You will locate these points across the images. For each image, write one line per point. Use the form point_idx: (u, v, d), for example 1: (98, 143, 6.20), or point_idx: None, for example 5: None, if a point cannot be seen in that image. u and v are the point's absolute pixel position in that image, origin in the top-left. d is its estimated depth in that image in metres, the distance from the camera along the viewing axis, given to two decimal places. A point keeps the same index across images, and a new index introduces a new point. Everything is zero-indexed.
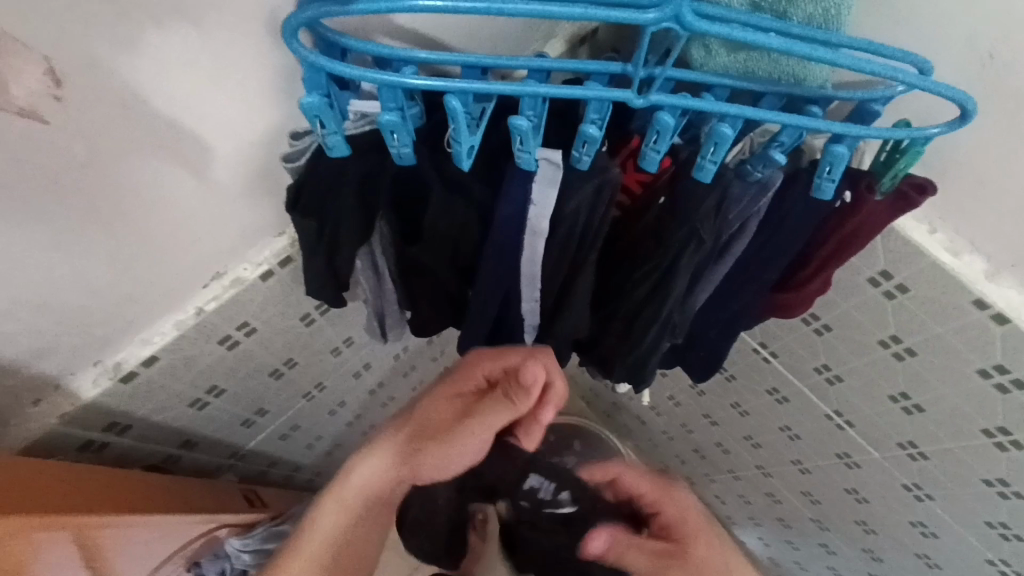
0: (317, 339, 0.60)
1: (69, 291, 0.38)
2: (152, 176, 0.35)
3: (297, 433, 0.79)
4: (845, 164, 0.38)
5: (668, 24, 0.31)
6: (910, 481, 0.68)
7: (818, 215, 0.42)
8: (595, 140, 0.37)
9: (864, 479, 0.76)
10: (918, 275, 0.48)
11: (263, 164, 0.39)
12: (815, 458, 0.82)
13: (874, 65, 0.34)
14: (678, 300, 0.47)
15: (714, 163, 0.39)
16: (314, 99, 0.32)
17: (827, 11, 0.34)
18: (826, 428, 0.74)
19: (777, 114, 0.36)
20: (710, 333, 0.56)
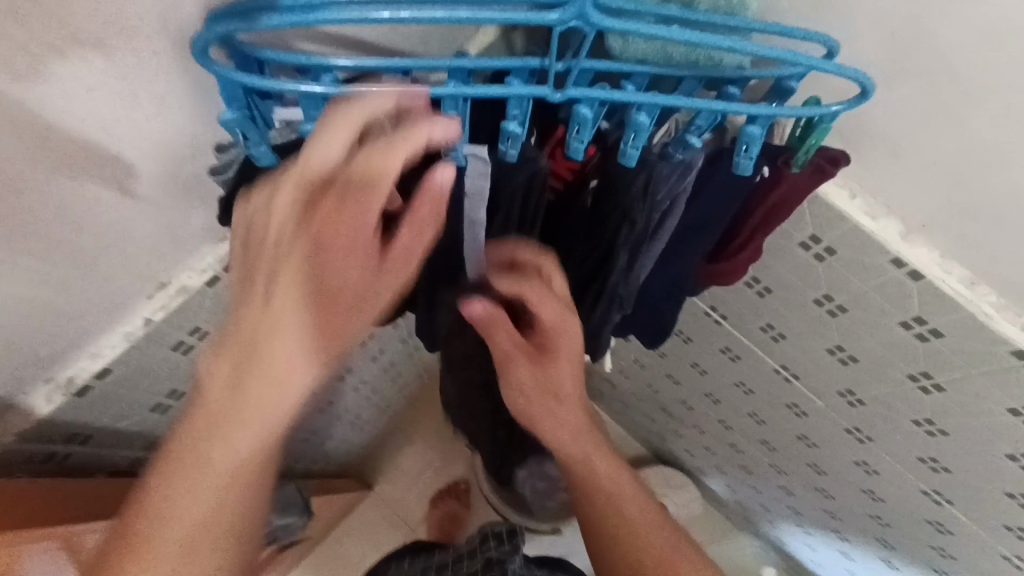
0: None
1: (5, 316, 0.38)
2: (79, 199, 0.35)
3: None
4: (761, 142, 0.39)
5: (573, 23, 0.31)
6: (851, 425, 0.73)
7: (741, 187, 0.44)
8: (518, 136, 0.37)
9: (810, 426, 0.81)
10: (840, 237, 0.51)
11: (196, 173, 0.40)
12: (768, 410, 0.87)
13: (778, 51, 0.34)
14: (620, 273, 0.48)
15: (637, 149, 0.39)
16: (234, 115, 0.33)
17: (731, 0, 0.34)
18: (775, 381, 0.79)
19: (688, 101, 0.36)
20: (656, 298, 0.56)
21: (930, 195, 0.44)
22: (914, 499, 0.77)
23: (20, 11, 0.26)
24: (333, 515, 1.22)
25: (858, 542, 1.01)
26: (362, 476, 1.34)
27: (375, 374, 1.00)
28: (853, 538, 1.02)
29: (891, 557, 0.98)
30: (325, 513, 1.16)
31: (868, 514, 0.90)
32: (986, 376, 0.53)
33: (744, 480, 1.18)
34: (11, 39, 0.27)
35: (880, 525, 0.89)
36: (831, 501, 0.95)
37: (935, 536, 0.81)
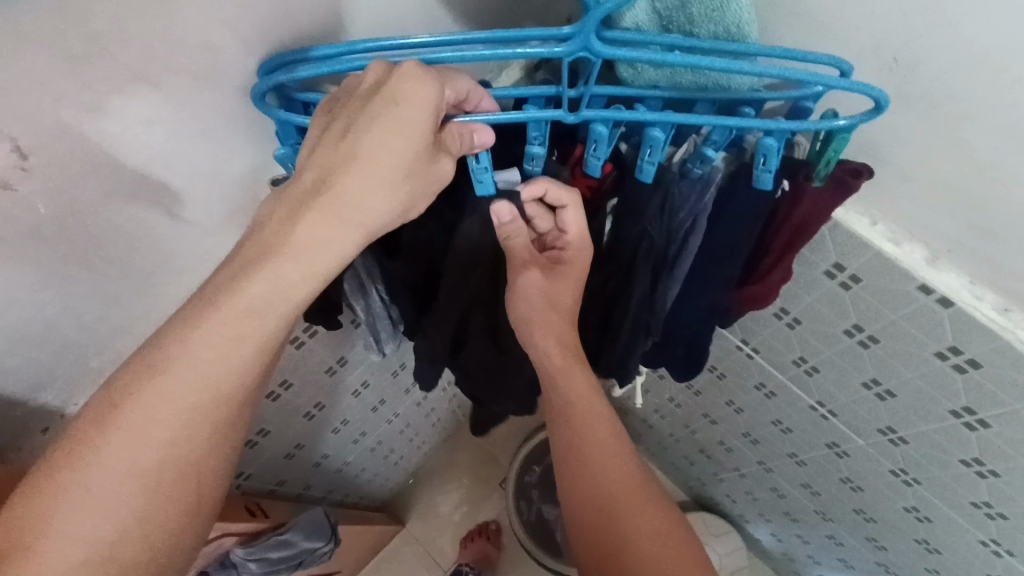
0: (309, 359, 0.64)
1: (62, 329, 0.42)
2: (129, 221, 0.39)
3: (301, 452, 0.83)
4: (779, 156, 0.38)
5: (581, 54, 0.33)
6: (896, 467, 0.69)
7: (760, 207, 0.41)
8: (541, 156, 0.40)
9: (853, 469, 0.77)
10: (865, 264, 0.50)
11: (237, 201, 0.44)
12: (807, 451, 0.83)
13: (788, 72, 0.34)
14: (645, 297, 0.48)
15: (653, 164, 0.40)
16: (285, 150, 0.38)
17: (730, 29, 0.35)
18: (813, 420, 0.75)
19: (699, 120, 0.36)
20: (686, 330, 0.53)
21: (955, 220, 0.43)
22: (972, 550, 0.71)
23: (93, 58, 0.30)
24: (363, 550, 1.22)
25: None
26: (394, 512, 1.34)
27: (408, 406, 1.01)
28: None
29: None
30: (356, 547, 1.16)
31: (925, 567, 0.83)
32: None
33: (790, 530, 1.12)
34: (77, 81, 0.31)
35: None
36: (883, 551, 0.89)
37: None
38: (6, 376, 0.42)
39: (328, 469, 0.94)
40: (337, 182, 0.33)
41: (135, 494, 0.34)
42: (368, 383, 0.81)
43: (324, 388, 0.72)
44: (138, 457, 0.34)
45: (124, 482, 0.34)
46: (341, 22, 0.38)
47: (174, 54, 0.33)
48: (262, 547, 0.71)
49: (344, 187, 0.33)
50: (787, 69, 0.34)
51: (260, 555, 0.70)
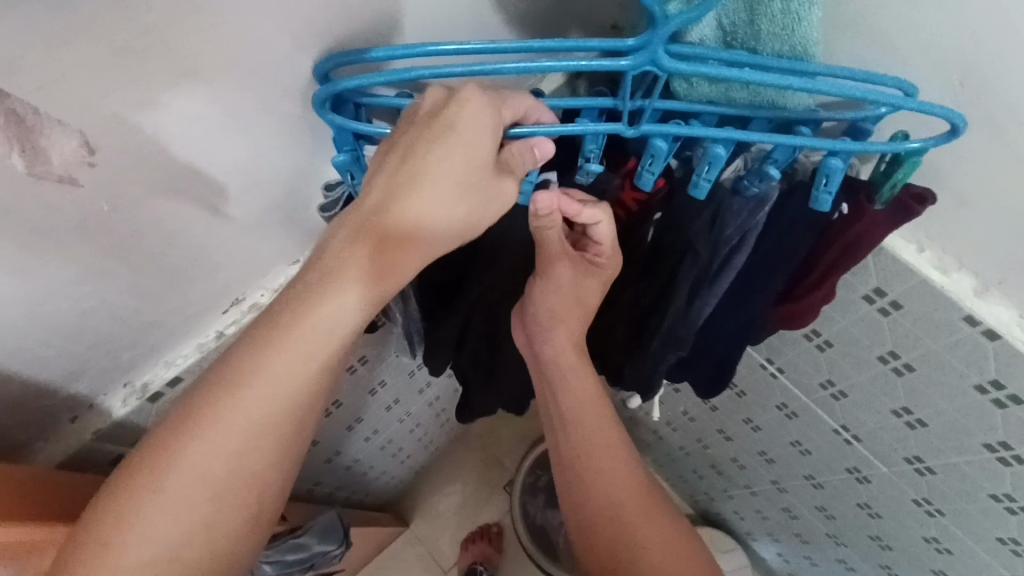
0: None
1: (100, 320, 0.41)
2: (173, 216, 0.39)
3: (316, 448, 0.82)
4: (842, 177, 0.37)
5: (646, 68, 0.32)
6: (919, 497, 0.68)
7: (815, 225, 0.42)
8: (597, 170, 0.39)
9: (873, 495, 0.76)
10: (908, 291, 0.49)
11: (279, 199, 0.43)
12: (825, 474, 0.82)
13: (859, 92, 0.33)
14: (680, 312, 0.46)
15: (709, 181, 0.39)
16: (343, 157, 0.37)
17: (797, 47, 0.33)
18: (835, 443, 0.74)
19: (763, 137, 0.35)
20: (718, 346, 0.52)
21: (1010, 252, 0.42)
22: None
23: (158, 51, 0.30)
24: (368, 549, 1.21)
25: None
26: (399, 511, 1.33)
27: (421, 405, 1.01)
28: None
29: None
30: (361, 546, 1.16)
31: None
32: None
33: (798, 551, 1.10)
34: (140, 76, 0.30)
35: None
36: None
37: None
38: (40, 366, 0.41)
39: (339, 466, 0.93)
40: (399, 210, 0.33)
41: (207, 500, 0.36)
42: (386, 381, 0.80)
43: (343, 387, 0.71)
44: (212, 464, 0.35)
45: (196, 490, 0.35)
46: (395, 20, 0.37)
47: (235, 49, 0.32)
48: (278, 549, 0.70)
49: (406, 211, 0.34)
50: (857, 88, 0.33)
51: (276, 557, 0.70)
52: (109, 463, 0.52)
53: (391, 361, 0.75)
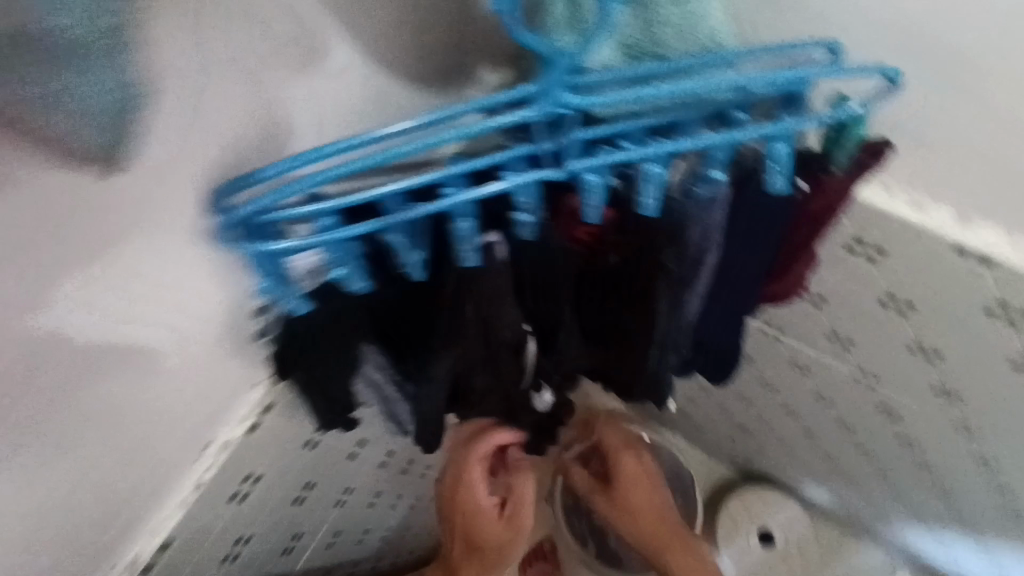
0: (329, 457, 0.60)
1: (58, 520, 0.38)
2: (102, 400, 0.36)
3: (342, 537, 0.80)
4: (789, 157, 0.37)
5: (555, 111, 0.30)
6: (957, 420, 0.66)
7: (781, 209, 0.40)
8: (533, 221, 0.37)
9: (912, 428, 0.74)
10: (895, 236, 0.46)
11: (216, 337, 0.41)
12: (858, 416, 0.80)
13: (782, 74, 0.31)
14: (667, 323, 0.44)
15: (656, 199, 0.37)
16: (267, 286, 0.35)
17: (704, 40, 0.31)
18: (856, 387, 0.73)
19: (697, 142, 0.33)
20: (718, 343, 0.49)
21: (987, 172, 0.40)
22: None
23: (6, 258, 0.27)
24: None
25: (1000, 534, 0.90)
26: None
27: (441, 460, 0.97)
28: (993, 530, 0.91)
29: None
30: None
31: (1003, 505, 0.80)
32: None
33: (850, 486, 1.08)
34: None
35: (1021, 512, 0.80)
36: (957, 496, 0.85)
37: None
38: None
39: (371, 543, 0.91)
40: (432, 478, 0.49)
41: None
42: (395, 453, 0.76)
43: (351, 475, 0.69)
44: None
45: None
46: (278, 127, 0.35)
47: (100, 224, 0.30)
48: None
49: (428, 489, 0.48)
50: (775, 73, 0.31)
51: None
52: None
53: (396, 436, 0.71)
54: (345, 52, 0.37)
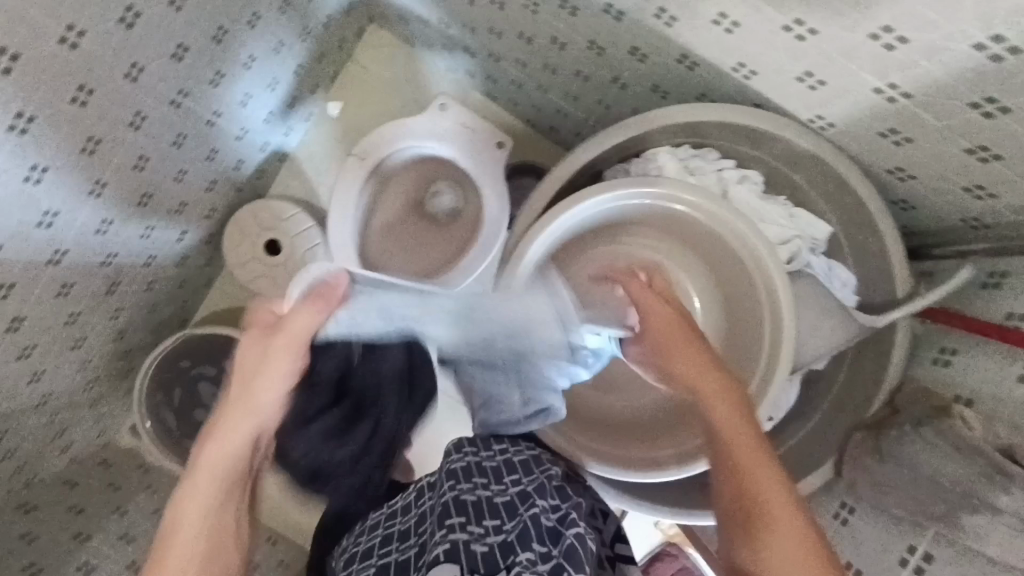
0: (131, 160, 1.10)
1: (84, 280, 1.17)
2: (77, 263, 1.12)
3: (79, 320, 1.23)
4: (184, 137, 1.20)
5: (184, 209, 1.34)
6: (605, 6, 0.92)
7: (220, 165, 1.38)
8: (227, 121, 1.31)
9: (617, 51, 1.03)
10: (354, 109, 1.67)
11: (100, 219, 1.11)
12: (562, 28, 1.07)
13: (170, 127, 1.15)
14: (207, 60, 1.13)
15: (140, 212, 1.21)
16: (29, 287, 1.04)
17: (202, 147, 1.28)
18: (526, 10, 1.08)
19: (153, 184, 1.20)
20: (222, 54, 1.17)
21: None
22: (596, 20, 0.98)
23: (73, 229, 1.06)
24: None
25: (725, 133, 0.99)
26: None
27: (182, 243, 1.41)
28: (824, 211, 1.02)
29: (824, 116, 0.87)
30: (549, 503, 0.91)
31: (545, 70, 1.28)
32: (405, 53, 1.66)
33: (647, 210, 0.99)
34: (80, 250, 1.11)
35: (762, 111, 0.93)
36: (611, 109, 1.25)
37: (688, 73, 0.97)
38: (111, 308, 1.30)
39: (132, 310, 1.38)
40: (265, 291, 1.55)
41: None
42: (164, 175, 1.21)
43: (145, 183, 1.17)
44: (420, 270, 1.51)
45: None
46: (61, 261, 1.08)
47: (58, 237, 1.04)
48: (61, 267, 1.09)
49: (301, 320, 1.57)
50: (190, 179, 1.31)
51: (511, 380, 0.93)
52: (68, 328, 1.21)
53: (145, 181, 1.17)
54: (96, 237, 1.13)
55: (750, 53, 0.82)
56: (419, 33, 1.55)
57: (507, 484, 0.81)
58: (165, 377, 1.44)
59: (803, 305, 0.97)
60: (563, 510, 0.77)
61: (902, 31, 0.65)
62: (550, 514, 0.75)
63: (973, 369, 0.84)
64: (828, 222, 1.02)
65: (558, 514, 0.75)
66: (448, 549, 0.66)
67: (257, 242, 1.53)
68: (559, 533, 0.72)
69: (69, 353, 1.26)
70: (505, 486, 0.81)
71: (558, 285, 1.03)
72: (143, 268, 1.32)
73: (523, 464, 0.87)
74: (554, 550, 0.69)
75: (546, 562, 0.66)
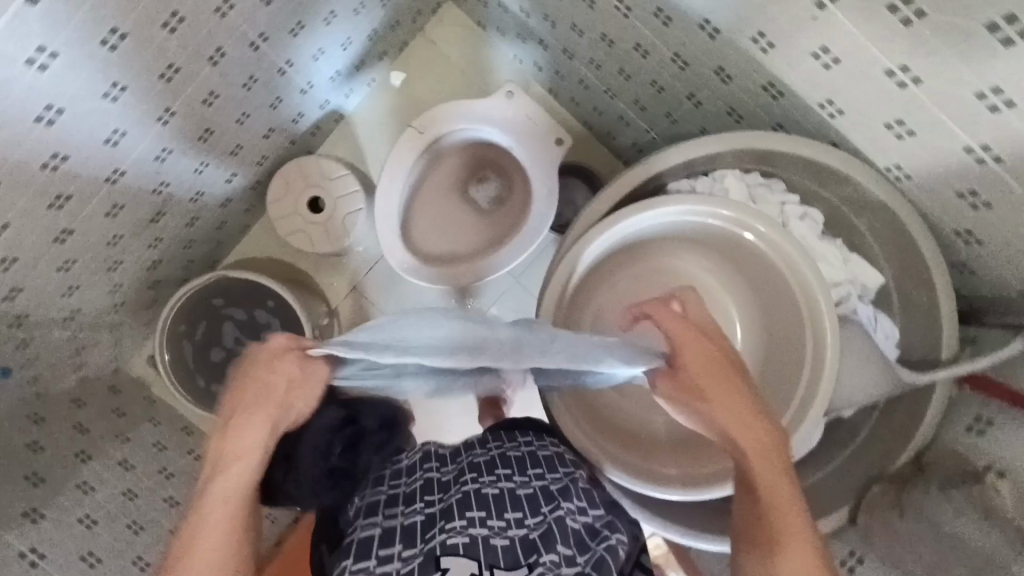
0: (201, 94, 1.10)
1: (134, 205, 1.18)
2: (130, 187, 1.13)
3: (121, 243, 1.23)
4: (254, 81, 1.20)
5: (238, 152, 1.35)
6: (701, 20, 0.91)
7: (280, 115, 1.38)
8: (295, 72, 1.31)
9: (701, 68, 1.03)
10: (416, 82, 1.67)
11: (162, 147, 1.12)
12: (649, 37, 1.07)
13: (243, 68, 1.15)
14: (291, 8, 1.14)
15: (198, 148, 1.21)
16: (83, 202, 1.05)
17: (268, 93, 1.28)
18: (616, 12, 1.08)
19: (217, 123, 1.20)
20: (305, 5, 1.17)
21: None
22: (688, 34, 0.97)
23: (135, 152, 1.06)
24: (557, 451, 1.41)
25: (796, 167, 0.99)
26: None
27: (229, 185, 1.41)
28: (878, 260, 1.01)
29: (902, 166, 0.87)
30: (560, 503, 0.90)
31: (618, 75, 1.28)
32: (476, 35, 1.66)
33: (706, 228, 0.99)
34: (137, 174, 1.11)
35: (839, 151, 0.93)
36: (678, 125, 1.26)
37: (771, 101, 0.96)
38: (152, 237, 1.31)
39: (170, 243, 1.38)
40: (300, 246, 1.56)
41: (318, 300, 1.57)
42: (228, 116, 1.22)
43: (209, 119, 1.18)
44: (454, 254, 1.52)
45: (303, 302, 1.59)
46: (117, 182, 1.09)
47: (121, 158, 1.05)
48: (117, 188, 1.10)
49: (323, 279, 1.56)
50: (249, 124, 1.31)
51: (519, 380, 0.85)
52: (108, 250, 1.22)
53: (210, 118, 1.17)
54: (153, 164, 1.13)
55: (841, 91, 0.82)
56: (495, 17, 1.54)
57: (531, 478, 0.82)
58: (190, 314, 1.44)
59: (846, 350, 0.96)
60: (592, 519, 0.76)
61: (1011, 95, 0.65)
62: (576, 518, 0.75)
63: (1008, 441, 0.83)
64: (881, 272, 1.01)
65: (587, 521, 0.75)
66: (468, 543, 0.65)
67: (301, 196, 1.54)
68: (586, 540, 0.72)
69: (104, 274, 1.26)
70: (529, 479, 0.81)
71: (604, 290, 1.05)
72: (188, 204, 1.33)
73: (549, 461, 0.87)
74: (580, 557, 0.68)
75: (571, 566, 0.66)
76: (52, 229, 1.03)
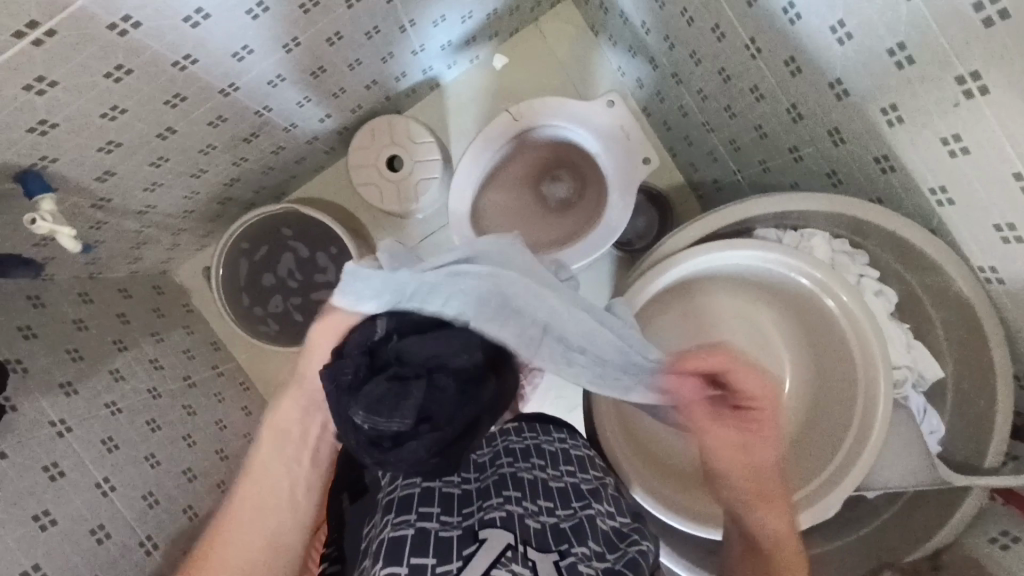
0: (328, 32, 1.13)
1: (236, 120, 1.21)
2: (238, 102, 1.16)
3: (211, 153, 1.27)
4: (376, 32, 1.23)
5: (338, 95, 1.37)
6: (833, 79, 0.91)
7: (386, 70, 1.41)
8: (413, 33, 1.33)
9: (815, 126, 1.04)
10: (517, 70, 1.69)
11: (278, 72, 1.15)
12: (769, 84, 1.07)
13: (372, 16, 1.18)
14: None
15: (308, 82, 1.24)
16: (195, 105, 1.08)
17: (383, 46, 1.30)
18: (744, 52, 1.08)
19: (331, 62, 1.23)
20: None
21: None
22: (813, 90, 0.97)
23: (254, 71, 1.10)
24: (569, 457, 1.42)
25: (885, 243, 0.99)
26: None
27: (320, 124, 1.44)
28: (942, 353, 1.02)
29: (998, 267, 0.87)
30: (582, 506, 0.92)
31: (723, 111, 1.29)
32: (585, 39, 1.68)
33: (783, 281, 1.00)
34: (248, 91, 1.14)
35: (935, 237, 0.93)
36: (770, 173, 1.26)
37: (879, 174, 0.97)
38: (239, 155, 1.34)
39: (251, 166, 1.42)
40: (370, 199, 1.59)
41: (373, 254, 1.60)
42: (343, 58, 1.25)
43: (325, 57, 1.20)
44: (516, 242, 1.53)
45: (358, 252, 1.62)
46: (229, 95, 1.12)
47: (240, 73, 1.08)
48: (227, 100, 1.13)
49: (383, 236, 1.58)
50: (357, 71, 1.34)
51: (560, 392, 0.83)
52: (197, 158, 1.25)
53: (327, 55, 1.20)
54: (265, 86, 1.17)
55: (959, 181, 0.83)
56: (611, 27, 1.56)
57: (563, 472, 0.83)
58: (251, 236, 1.48)
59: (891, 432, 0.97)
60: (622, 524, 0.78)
61: None
62: (606, 519, 0.77)
63: None
64: (942, 366, 1.02)
65: (616, 525, 0.77)
66: (502, 517, 0.68)
67: (382, 152, 1.57)
68: (616, 541, 0.73)
69: (187, 178, 1.30)
70: (561, 473, 0.83)
71: (668, 313, 1.06)
72: (280, 133, 1.36)
73: (580, 461, 0.89)
74: (610, 554, 0.70)
75: (601, 561, 0.68)
76: (160, 123, 1.07)
